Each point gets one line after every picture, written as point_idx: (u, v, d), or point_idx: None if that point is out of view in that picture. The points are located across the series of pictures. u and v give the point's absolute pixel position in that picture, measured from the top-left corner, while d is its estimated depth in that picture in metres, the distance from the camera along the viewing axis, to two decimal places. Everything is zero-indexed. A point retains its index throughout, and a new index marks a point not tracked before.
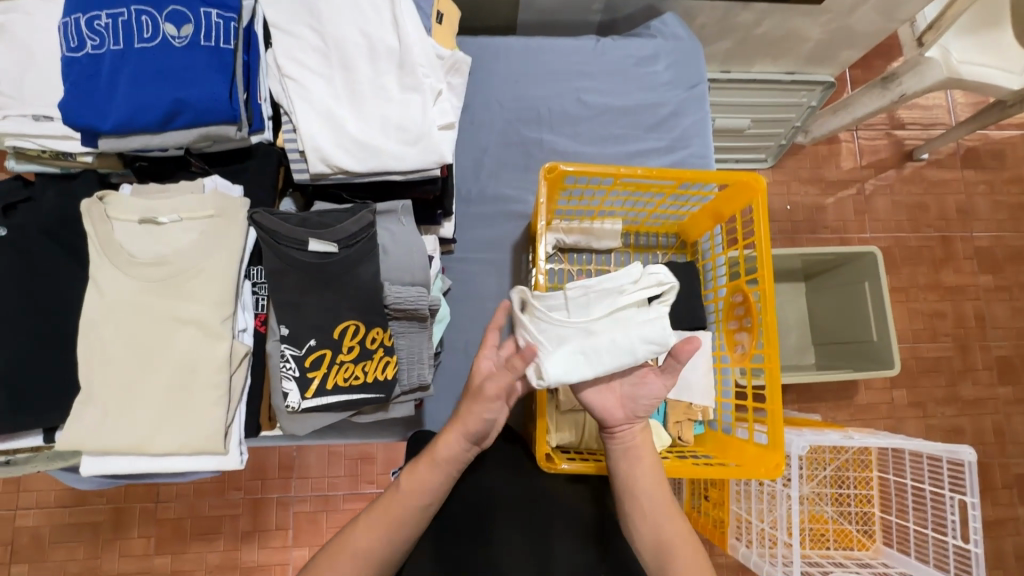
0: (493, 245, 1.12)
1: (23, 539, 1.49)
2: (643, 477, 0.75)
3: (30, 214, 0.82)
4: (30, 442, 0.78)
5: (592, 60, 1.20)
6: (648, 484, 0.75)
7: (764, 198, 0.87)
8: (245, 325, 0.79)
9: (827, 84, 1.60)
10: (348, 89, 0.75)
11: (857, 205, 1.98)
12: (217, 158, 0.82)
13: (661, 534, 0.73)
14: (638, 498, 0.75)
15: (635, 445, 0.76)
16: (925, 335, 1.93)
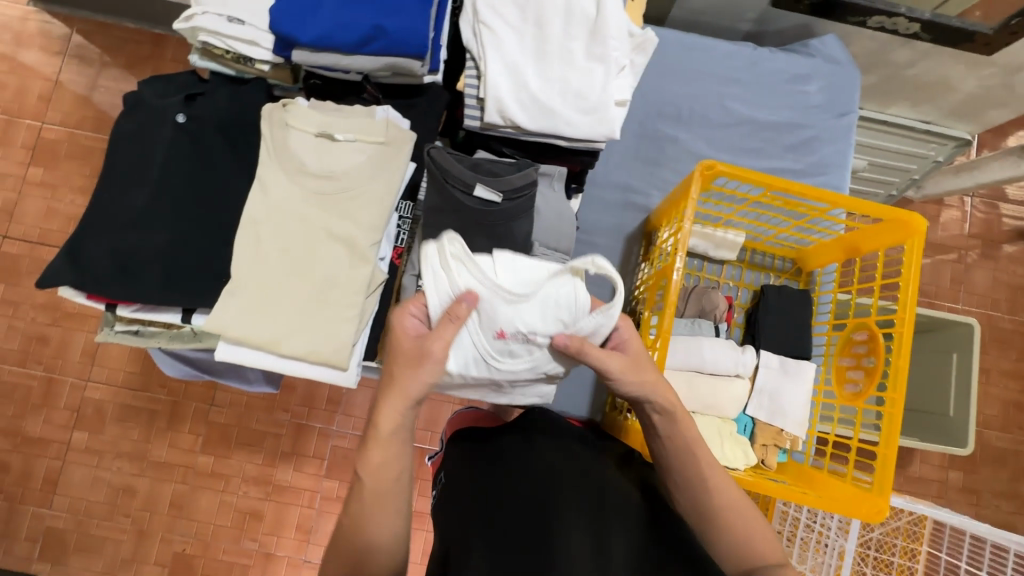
0: (605, 232, 1.12)
1: (87, 410, 1.59)
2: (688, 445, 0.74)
3: (207, 107, 0.86)
4: (168, 317, 0.83)
5: (744, 69, 1.17)
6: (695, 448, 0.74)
7: (921, 240, 0.83)
8: (384, 254, 0.82)
9: (961, 142, 1.48)
10: (535, 47, 0.76)
11: (955, 274, 1.89)
12: (389, 91, 0.84)
13: (708, 500, 0.72)
14: (688, 468, 0.74)
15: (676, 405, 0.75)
16: (996, 423, 1.83)
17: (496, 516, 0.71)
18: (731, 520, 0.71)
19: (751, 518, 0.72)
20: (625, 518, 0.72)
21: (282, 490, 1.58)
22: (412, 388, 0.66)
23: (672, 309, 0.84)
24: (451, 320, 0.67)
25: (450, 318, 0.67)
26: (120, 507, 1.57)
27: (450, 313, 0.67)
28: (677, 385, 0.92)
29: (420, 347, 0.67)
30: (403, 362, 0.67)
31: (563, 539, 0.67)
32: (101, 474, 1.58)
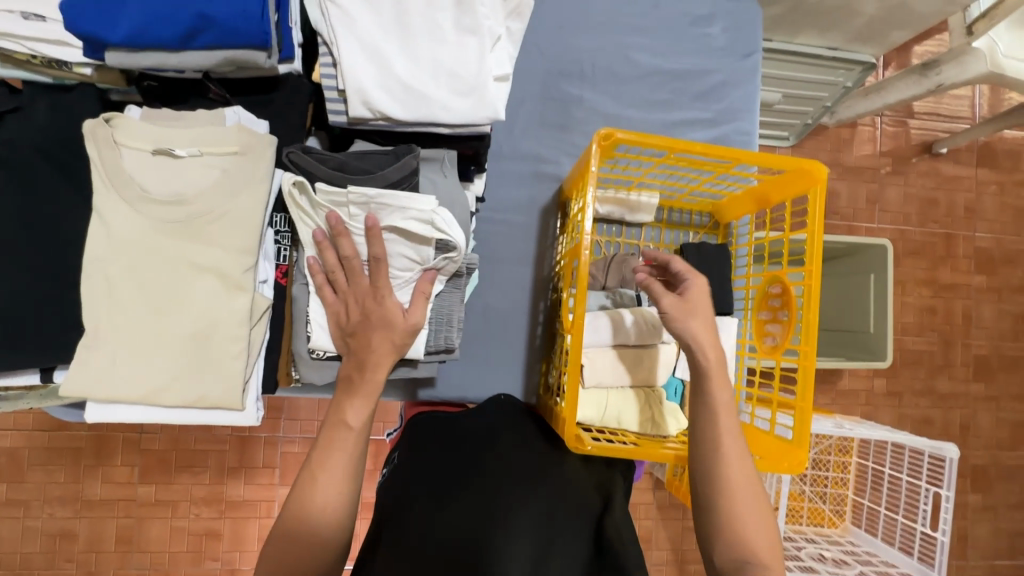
0: (521, 207, 1.06)
1: (0, 460, 1.44)
2: (715, 420, 0.73)
3: (22, 128, 0.73)
4: (25, 380, 0.72)
5: (644, 15, 1.11)
6: (721, 422, 0.73)
7: (823, 188, 0.82)
8: (266, 275, 0.73)
9: (867, 66, 1.51)
10: (396, 24, 0.67)
11: (870, 194, 1.96)
12: (239, 87, 0.73)
13: (723, 482, 0.71)
14: (704, 443, 0.73)
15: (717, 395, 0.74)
16: (914, 329, 1.97)
17: (447, 510, 0.76)
18: (740, 503, 0.71)
19: (752, 502, 0.71)
20: (575, 521, 0.80)
21: (236, 506, 1.51)
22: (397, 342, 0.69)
23: (586, 291, 0.80)
24: (420, 299, 0.71)
25: (420, 296, 0.71)
26: (62, 553, 1.47)
27: (424, 292, 0.70)
28: (604, 360, 0.90)
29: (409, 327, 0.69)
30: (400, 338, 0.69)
31: (506, 538, 0.73)
32: (33, 523, 1.46)
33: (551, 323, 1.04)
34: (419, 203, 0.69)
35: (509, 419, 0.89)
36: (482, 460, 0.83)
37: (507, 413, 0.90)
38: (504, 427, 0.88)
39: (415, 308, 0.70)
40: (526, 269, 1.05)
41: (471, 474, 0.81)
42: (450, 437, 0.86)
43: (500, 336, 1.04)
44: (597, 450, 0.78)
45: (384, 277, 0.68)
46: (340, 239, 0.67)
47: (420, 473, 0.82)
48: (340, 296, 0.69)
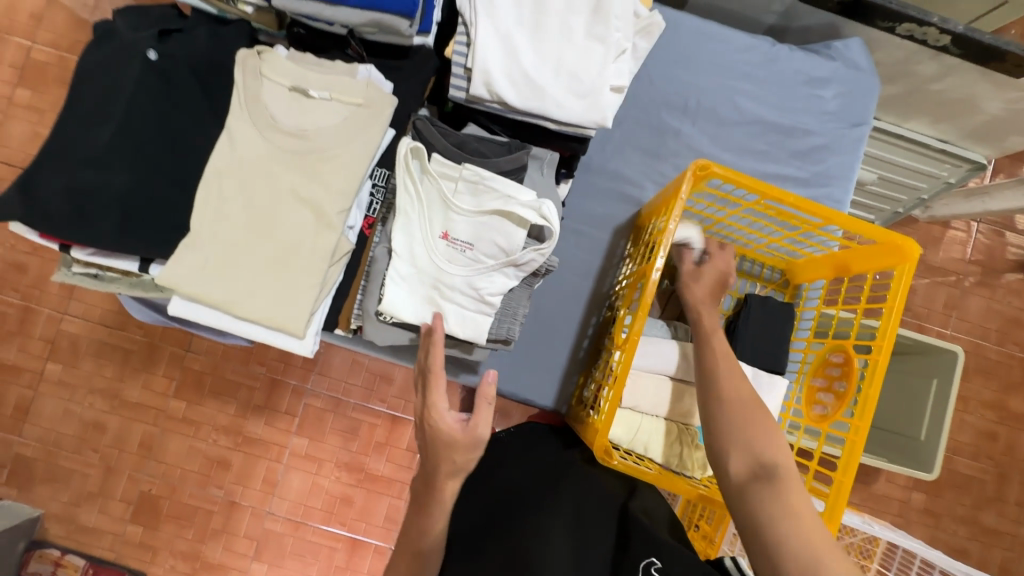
0: (595, 222, 1.08)
1: (61, 343, 1.57)
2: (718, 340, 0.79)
3: (182, 46, 0.81)
4: (125, 265, 0.80)
5: (760, 65, 1.12)
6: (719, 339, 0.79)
7: (911, 268, 0.80)
8: (354, 223, 0.78)
9: (976, 165, 1.42)
10: (533, 20, 0.71)
11: (950, 299, 1.86)
12: (375, 49, 0.79)
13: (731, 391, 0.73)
14: (707, 359, 0.77)
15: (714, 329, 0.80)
16: (967, 451, 1.83)
17: (488, 534, 0.82)
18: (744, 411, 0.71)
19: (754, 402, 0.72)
20: (603, 519, 0.84)
21: (252, 442, 1.58)
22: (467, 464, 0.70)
23: (647, 312, 0.80)
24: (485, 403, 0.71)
25: (485, 400, 0.71)
26: (89, 443, 1.57)
27: (486, 401, 0.69)
28: (641, 383, 0.90)
29: (471, 438, 0.69)
30: (460, 447, 0.68)
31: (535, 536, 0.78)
32: (73, 407, 1.57)
33: (598, 339, 1.05)
34: (524, 198, 0.71)
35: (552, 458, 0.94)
36: (505, 479, 0.91)
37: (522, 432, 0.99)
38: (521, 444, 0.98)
39: (480, 417, 0.69)
40: (585, 282, 1.07)
41: (502, 493, 0.89)
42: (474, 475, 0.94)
43: (546, 340, 1.05)
44: (619, 466, 0.79)
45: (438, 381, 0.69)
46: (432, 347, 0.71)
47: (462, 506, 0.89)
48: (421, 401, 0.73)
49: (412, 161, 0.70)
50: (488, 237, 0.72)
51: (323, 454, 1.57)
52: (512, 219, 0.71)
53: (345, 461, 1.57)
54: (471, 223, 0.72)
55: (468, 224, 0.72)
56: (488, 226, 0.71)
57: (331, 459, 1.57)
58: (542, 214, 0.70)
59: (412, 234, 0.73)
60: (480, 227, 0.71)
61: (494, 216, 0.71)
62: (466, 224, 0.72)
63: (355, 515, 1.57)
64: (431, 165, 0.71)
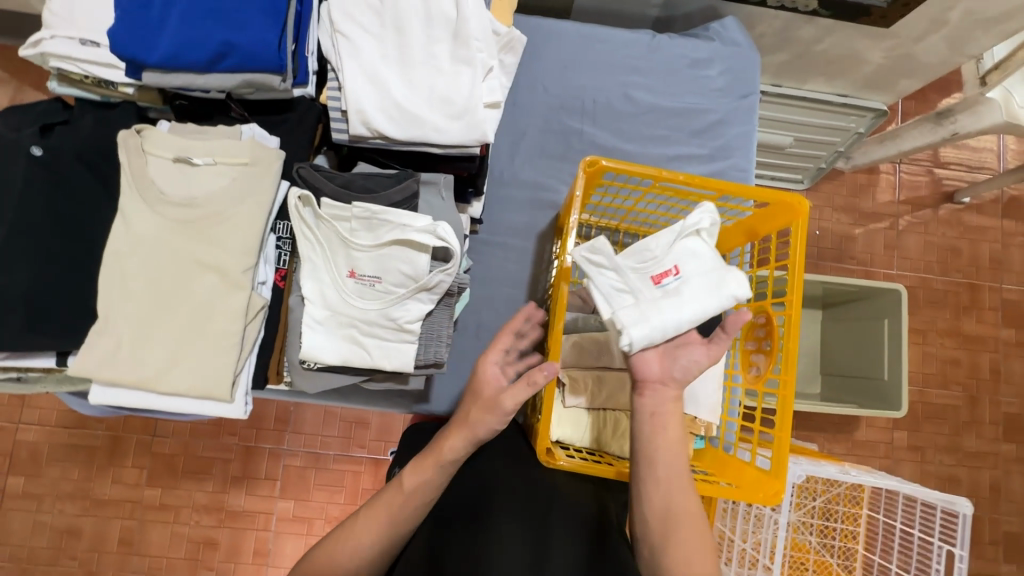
0: (520, 231, 1.11)
1: (21, 454, 1.52)
2: (676, 447, 0.72)
3: (67, 136, 0.82)
4: (43, 362, 0.79)
5: (645, 57, 1.17)
6: (675, 453, 0.71)
7: (804, 222, 0.83)
8: (265, 277, 0.79)
9: (878, 113, 1.50)
10: (398, 54, 0.74)
11: (888, 240, 1.93)
12: (257, 107, 0.81)
13: (676, 507, 0.70)
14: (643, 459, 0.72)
15: (657, 410, 0.73)
16: (936, 382, 1.89)
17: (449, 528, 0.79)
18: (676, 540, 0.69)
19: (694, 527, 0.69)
20: (566, 525, 0.80)
21: (235, 516, 1.54)
22: (479, 431, 0.73)
23: (563, 310, 0.83)
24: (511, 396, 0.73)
25: (527, 380, 0.73)
26: (66, 551, 1.51)
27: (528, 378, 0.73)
28: (582, 382, 0.89)
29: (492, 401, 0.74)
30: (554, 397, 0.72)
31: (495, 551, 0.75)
32: (44, 517, 1.51)
33: None
34: (419, 224, 0.72)
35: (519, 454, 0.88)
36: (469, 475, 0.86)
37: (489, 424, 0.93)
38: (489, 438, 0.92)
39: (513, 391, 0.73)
40: (520, 291, 1.09)
41: (462, 488, 0.84)
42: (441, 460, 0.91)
43: (491, 354, 1.07)
44: (564, 466, 0.80)
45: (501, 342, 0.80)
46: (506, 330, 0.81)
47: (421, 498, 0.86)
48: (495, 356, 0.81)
49: (304, 211, 0.71)
50: (394, 268, 0.73)
51: (311, 513, 1.54)
52: (415, 246, 0.72)
53: (335, 515, 1.54)
54: (374, 257, 0.73)
55: (372, 259, 0.73)
56: (394, 257, 0.73)
57: (320, 516, 1.54)
58: (443, 237, 0.71)
59: (321, 281, 0.74)
60: (384, 259, 0.73)
61: (394, 246, 0.72)
62: (370, 259, 0.73)
63: None
64: (322, 211, 0.71)
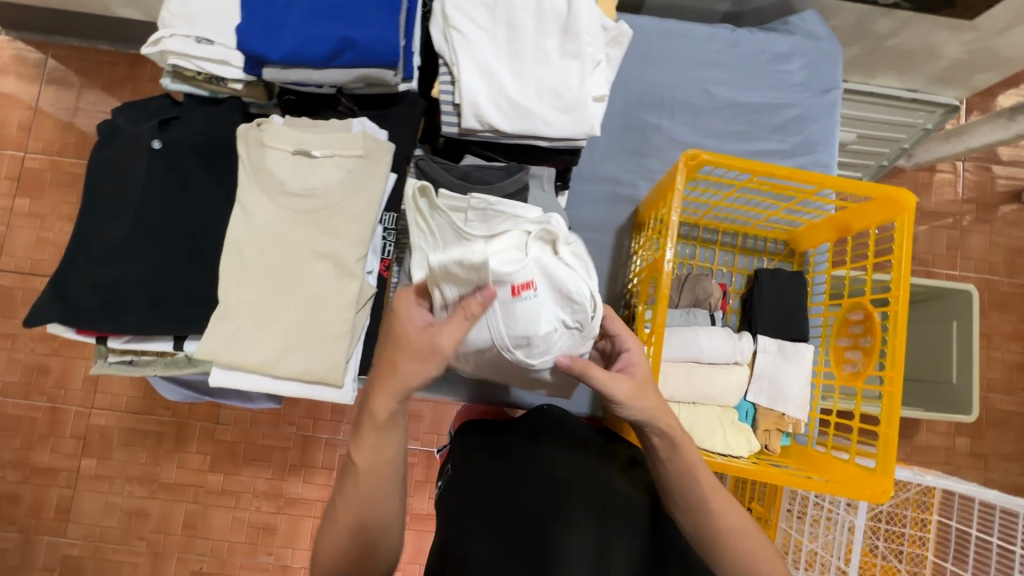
0: (594, 227, 1.11)
1: (93, 437, 1.58)
2: (691, 470, 0.72)
3: (183, 131, 0.85)
4: (160, 347, 0.83)
5: (724, 51, 1.16)
6: (701, 472, 0.73)
7: (910, 218, 0.82)
8: (372, 267, 0.81)
9: (949, 108, 1.47)
10: (510, 49, 0.75)
11: (951, 241, 1.88)
12: (364, 101, 0.83)
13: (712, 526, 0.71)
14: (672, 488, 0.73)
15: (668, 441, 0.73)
16: (1001, 387, 1.83)
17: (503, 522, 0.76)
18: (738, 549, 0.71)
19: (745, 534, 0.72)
20: (630, 525, 0.77)
21: (294, 502, 1.58)
22: (407, 381, 0.59)
23: (666, 303, 0.82)
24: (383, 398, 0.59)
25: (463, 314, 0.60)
26: (134, 531, 1.57)
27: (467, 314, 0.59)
28: (672, 375, 0.92)
29: (426, 342, 0.59)
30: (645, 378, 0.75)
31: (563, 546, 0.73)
32: (114, 499, 1.58)
33: None
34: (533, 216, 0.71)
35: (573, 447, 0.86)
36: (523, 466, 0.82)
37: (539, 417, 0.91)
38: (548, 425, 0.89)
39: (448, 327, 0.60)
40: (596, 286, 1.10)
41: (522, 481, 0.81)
42: (497, 447, 0.87)
43: None
44: None
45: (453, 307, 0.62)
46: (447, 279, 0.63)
47: (475, 485, 0.83)
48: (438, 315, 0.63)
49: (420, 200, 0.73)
50: None
51: None
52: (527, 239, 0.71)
53: None
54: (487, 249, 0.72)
55: None
56: None
57: None
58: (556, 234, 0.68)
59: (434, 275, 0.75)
60: None
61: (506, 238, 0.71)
62: None
63: (408, 557, 1.49)
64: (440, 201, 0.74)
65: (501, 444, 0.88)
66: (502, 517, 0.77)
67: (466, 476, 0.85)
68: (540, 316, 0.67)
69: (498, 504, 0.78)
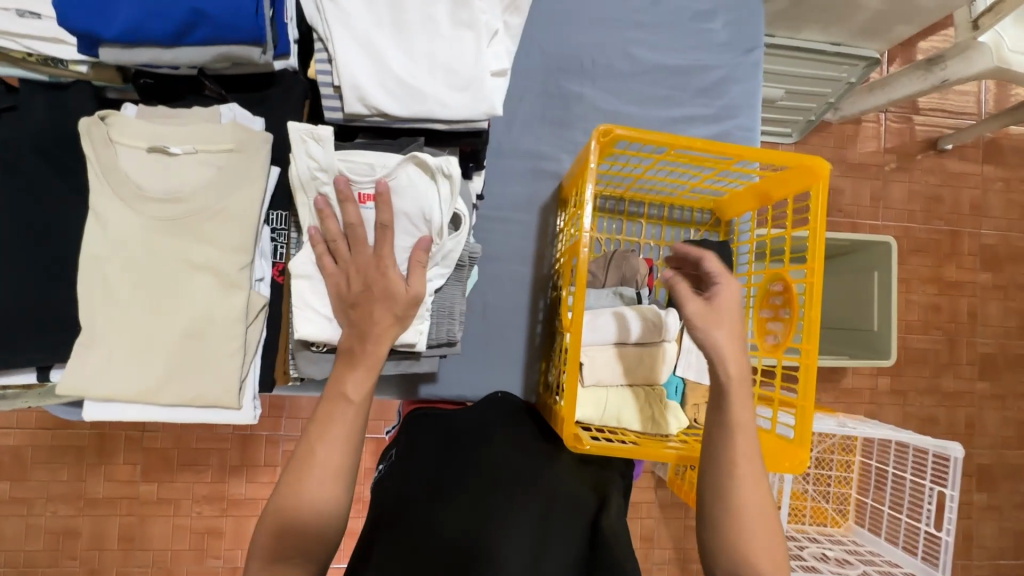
0: (520, 205, 1.06)
1: (4, 459, 1.44)
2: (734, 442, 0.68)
3: (19, 127, 0.73)
4: (22, 379, 0.73)
5: (645, 9, 1.10)
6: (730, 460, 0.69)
7: (825, 187, 0.81)
8: (262, 273, 0.73)
9: (871, 61, 1.46)
10: (393, 19, 0.66)
11: (875, 191, 1.94)
12: (236, 83, 0.72)
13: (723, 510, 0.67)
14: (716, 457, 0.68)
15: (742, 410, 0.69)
16: (918, 328, 1.94)
17: (441, 511, 0.74)
18: (747, 532, 0.66)
19: (767, 529, 0.66)
20: (569, 526, 0.76)
21: (239, 503, 1.50)
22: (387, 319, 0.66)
23: (585, 288, 0.79)
24: (418, 267, 0.68)
25: (417, 264, 0.68)
26: (64, 551, 1.46)
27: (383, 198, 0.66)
28: (600, 359, 0.89)
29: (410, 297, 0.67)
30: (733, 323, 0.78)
31: (491, 545, 0.70)
32: (36, 521, 1.46)
33: (551, 321, 1.04)
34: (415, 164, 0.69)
35: (521, 438, 0.85)
36: (469, 457, 0.82)
37: (496, 403, 0.89)
38: (507, 417, 0.88)
39: (415, 276, 0.67)
40: (525, 268, 1.05)
41: (464, 473, 0.79)
42: (450, 436, 0.85)
43: (496, 335, 1.03)
44: (597, 449, 0.77)
45: (386, 245, 0.66)
46: (346, 206, 0.66)
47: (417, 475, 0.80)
48: (341, 266, 0.68)
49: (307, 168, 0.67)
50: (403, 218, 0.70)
51: None
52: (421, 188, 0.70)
53: None
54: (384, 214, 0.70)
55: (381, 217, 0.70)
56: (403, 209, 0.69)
57: None
58: (442, 173, 0.69)
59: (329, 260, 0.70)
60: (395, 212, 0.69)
61: (400, 195, 0.69)
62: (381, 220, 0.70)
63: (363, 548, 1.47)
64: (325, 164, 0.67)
65: (454, 435, 0.85)
66: (438, 509, 0.74)
67: (408, 461, 0.82)
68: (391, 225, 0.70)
69: (440, 492, 0.76)
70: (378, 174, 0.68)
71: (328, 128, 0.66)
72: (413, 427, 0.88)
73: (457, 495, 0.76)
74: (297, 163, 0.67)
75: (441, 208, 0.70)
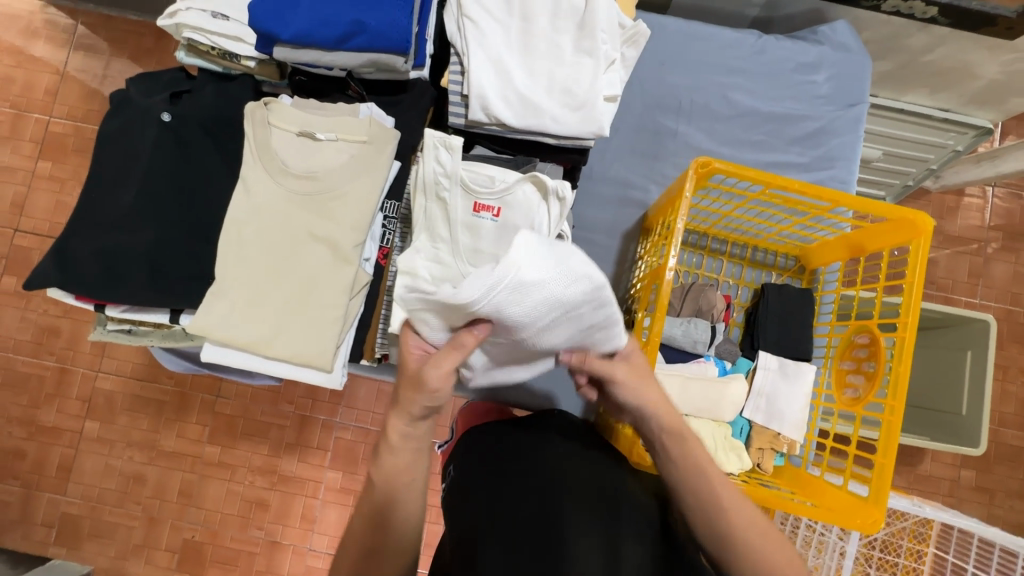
0: (602, 229, 1.10)
1: (98, 400, 1.59)
2: (697, 469, 0.67)
3: (192, 105, 0.85)
4: (156, 318, 0.83)
5: (749, 57, 1.13)
6: (702, 476, 0.67)
7: (926, 242, 0.79)
8: (370, 254, 0.81)
9: (982, 130, 1.35)
10: (522, 43, 0.74)
11: (973, 268, 1.81)
12: (374, 87, 0.82)
13: (729, 531, 0.65)
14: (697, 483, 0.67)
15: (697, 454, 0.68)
16: (1013, 422, 1.76)
17: (515, 529, 0.72)
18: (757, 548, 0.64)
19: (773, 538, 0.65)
20: (637, 522, 0.74)
21: (288, 480, 1.58)
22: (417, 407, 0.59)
23: (665, 312, 0.80)
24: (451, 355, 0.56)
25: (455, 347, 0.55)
26: (131, 496, 1.57)
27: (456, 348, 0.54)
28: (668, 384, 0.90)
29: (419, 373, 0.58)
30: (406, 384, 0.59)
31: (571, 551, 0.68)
32: (114, 463, 1.58)
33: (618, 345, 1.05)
34: (531, 185, 0.74)
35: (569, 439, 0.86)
36: (527, 461, 0.81)
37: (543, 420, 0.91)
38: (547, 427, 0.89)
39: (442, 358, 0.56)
40: None
41: (520, 479, 0.79)
42: (504, 449, 0.85)
43: None
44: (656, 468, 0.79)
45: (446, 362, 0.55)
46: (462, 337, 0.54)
47: (467, 491, 0.80)
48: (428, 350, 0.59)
49: (436, 168, 0.72)
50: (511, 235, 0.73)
51: (359, 486, 1.57)
52: (531, 211, 0.73)
53: None
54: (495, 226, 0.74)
55: (489, 229, 0.74)
56: (512, 225, 0.74)
57: None
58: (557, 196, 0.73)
59: (438, 253, 0.74)
60: (505, 226, 0.73)
61: (513, 212, 0.73)
62: (489, 232, 0.74)
63: None
64: (453, 168, 0.72)
65: (507, 454, 0.84)
66: (503, 513, 0.74)
67: (468, 484, 0.81)
68: (497, 235, 0.74)
69: (506, 504, 0.75)
70: (498, 187, 0.73)
71: (460, 139, 0.71)
72: (468, 448, 0.89)
73: (524, 503, 0.75)
74: (425, 166, 0.73)
75: (549, 226, 0.73)
